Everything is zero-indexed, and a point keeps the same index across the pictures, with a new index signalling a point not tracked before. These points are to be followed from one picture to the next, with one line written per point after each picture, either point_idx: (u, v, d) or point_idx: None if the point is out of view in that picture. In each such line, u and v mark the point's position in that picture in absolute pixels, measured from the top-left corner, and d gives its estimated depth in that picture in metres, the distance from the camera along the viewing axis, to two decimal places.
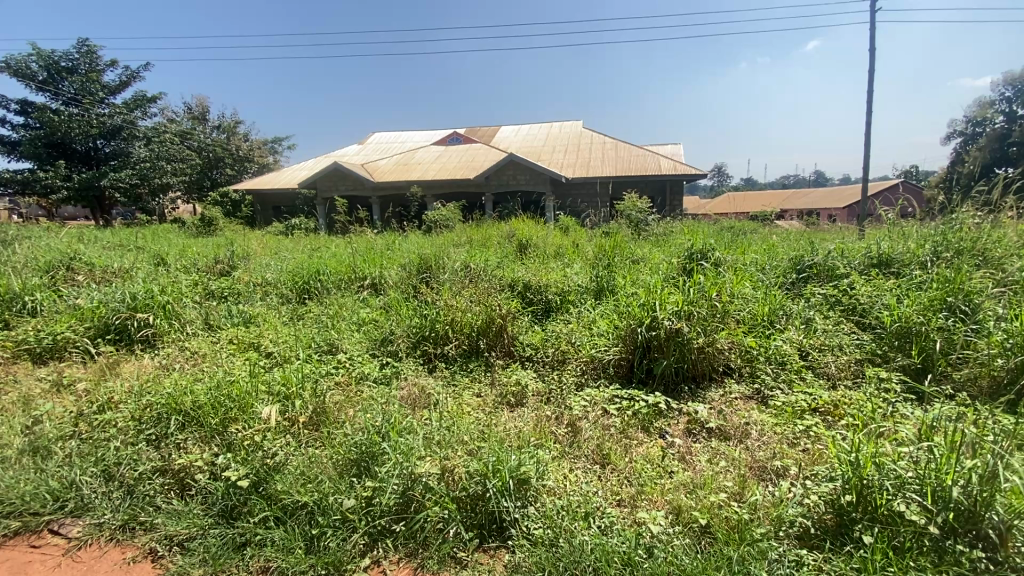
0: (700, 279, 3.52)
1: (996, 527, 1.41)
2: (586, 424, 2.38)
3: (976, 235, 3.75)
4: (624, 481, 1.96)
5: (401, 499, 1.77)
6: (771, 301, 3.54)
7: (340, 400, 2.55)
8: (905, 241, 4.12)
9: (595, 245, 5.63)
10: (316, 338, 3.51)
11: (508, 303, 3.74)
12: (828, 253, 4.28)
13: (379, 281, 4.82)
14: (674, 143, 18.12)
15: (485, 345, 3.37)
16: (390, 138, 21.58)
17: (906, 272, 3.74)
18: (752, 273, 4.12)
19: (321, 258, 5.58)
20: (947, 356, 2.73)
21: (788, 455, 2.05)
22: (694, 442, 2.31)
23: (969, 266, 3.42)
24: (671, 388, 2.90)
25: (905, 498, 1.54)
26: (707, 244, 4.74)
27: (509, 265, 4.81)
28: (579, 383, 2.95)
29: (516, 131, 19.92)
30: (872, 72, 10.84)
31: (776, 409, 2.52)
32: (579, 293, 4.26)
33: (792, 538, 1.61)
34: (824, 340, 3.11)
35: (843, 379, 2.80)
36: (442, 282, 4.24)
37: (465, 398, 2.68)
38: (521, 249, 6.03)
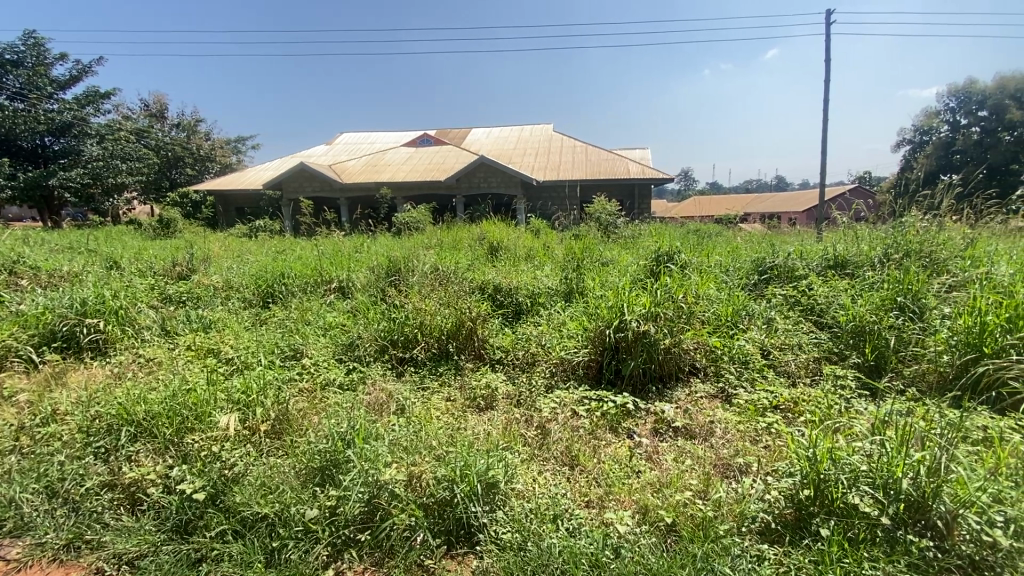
0: (667, 281, 3.60)
1: (944, 516, 1.48)
2: (556, 426, 2.39)
3: (923, 236, 3.95)
4: (593, 482, 1.97)
5: (366, 507, 1.72)
6: (734, 302, 3.64)
7: (304, 406, 2.48)
8: (859, 243, 4.31)
9: (566, 248, 5.66)
10: (280, 343, 3.41)
11: (478, 306, 3.72)
12: (787, 256, 4.44)
13: (347, 284, 4.73)
14: (641, 147, 18.47)
15: (455, 348, 3.35)
16: (358, 139, 21.25)
17: (861, 272, 3.91)
18: (716, 275, 4.24)
19: (285, 261, 5.43)
20: (898, 354, 2.87)
21: (750, 452, 2.10)
22: (660, 442, 2.34)
23: (917, 268, 3.61)
24: (639, 388, 2.94)
25: (859, 492, 1.61)
26: (673, 247, 4.84)
27: (480, 268, 4.79)
28: (549, 385, 2.95)
29: (487, 133, 19.92)
30: (828, 80, 11.29)
31: (739, 408, 2.58)
32: (550, 295, 4.28)
33: (754, 533, 1.64)
34: (784, 339, 3.20)
35: (802, 376, 2.89)
36: (411, 285, 4.19)
37: (435, 402, 2.65)
38: (492, 253, 6.01)
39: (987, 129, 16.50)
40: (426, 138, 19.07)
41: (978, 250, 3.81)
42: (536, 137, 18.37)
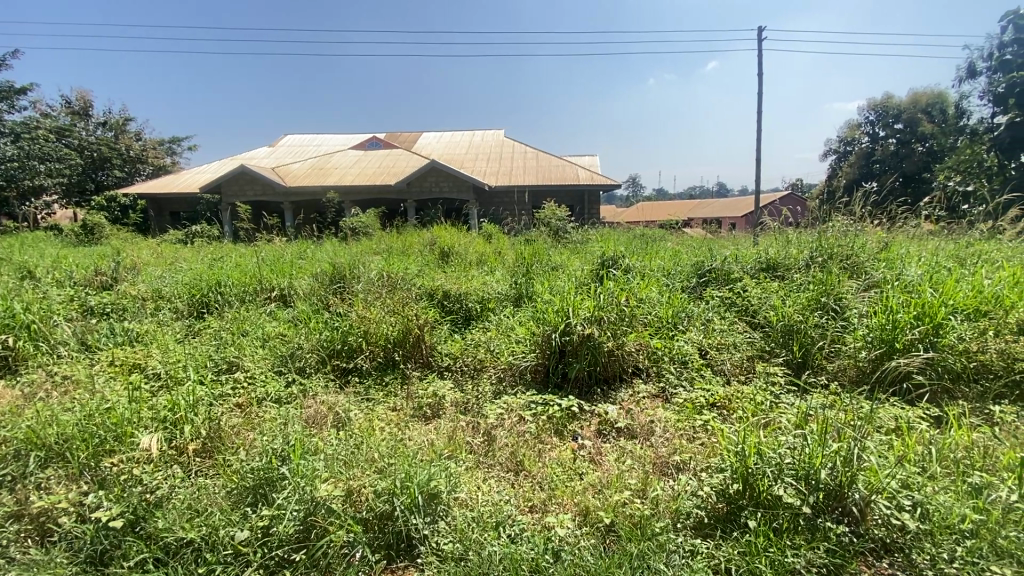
0: (611, 285, 3.69)
1: (859, 503, 1.64)
2: (502, 431, 2.39)
3: (844, 240, 4.25)
4: (536, 487, 1.98)
5: (301, 526, 1.63)
6: (675, 305, 3.78)
7: (238, 422, 2.37)
8: (789, 247, 4.58)
9: (516, 253, 5.69)
10: (214, 355, 3.24)
11: (426, 312, 3.68)
12: (724, 259, 4.65)
13: (289, 292, 4.55)
14: (591, 154, 18.90)
15: (401, 356, 3.30)
16: (305, 141, 20.62)
17: (790, 274, 4.15)
18: (659, 279, 4.40)
19: (222, 269, 5.17)
20: (823, 350, 3.06)
21: (686, 450, 2.18)
22: (603, 443, 2.40)
23: (839, 270, 3.88)
24: (584, 390, 3.00)
25: (783, 483, 1.70)
26: (618, 252, 4.98)
27: (429, 274, 4.74)
28: (497, 391, 2.95)
29: (438, 137, 19.77)
30: (762, 93, 11.98)
31: (679, 406, 2.69)
32: (499, 301, 4.29)
33: (689, 528, 1.70)
34: (720, 339, 3.35)
35: (736, 375, 3.04)
36: (357, 292, 4.09)
37: (379, 413, 2.59)
38: (442, 259, 5.96)
39: (901, 140, 17.93)
40: (376, 142, 18.73)
41: (890, 252, 4.14)
42: (487, 142, 18.40)
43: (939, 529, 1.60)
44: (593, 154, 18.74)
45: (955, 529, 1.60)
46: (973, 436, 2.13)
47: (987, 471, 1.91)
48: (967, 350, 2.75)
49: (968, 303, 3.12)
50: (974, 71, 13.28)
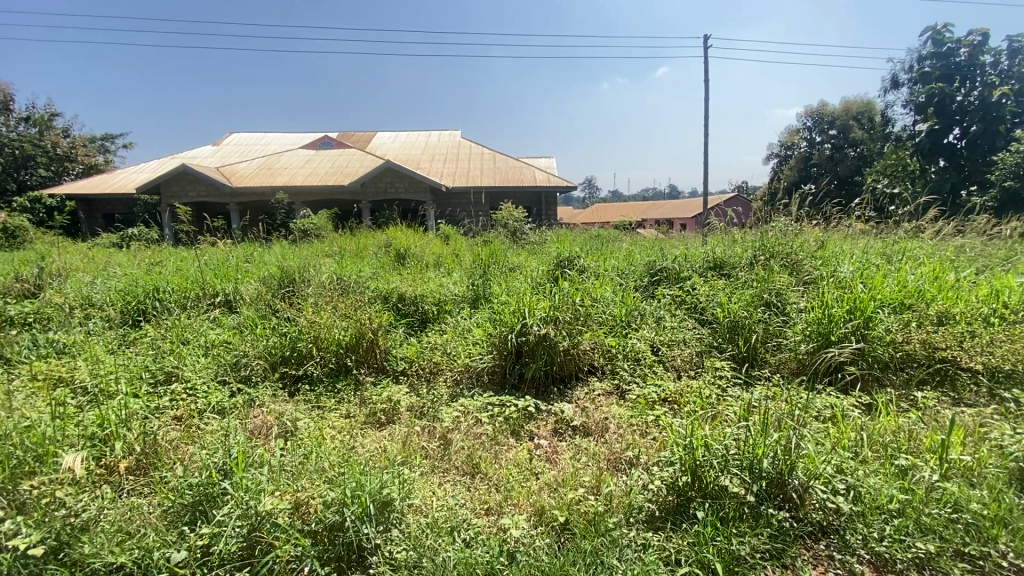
0: (566, 286, 3.74)
1: (798, 489, 1.73)
2: (458, 435, 2.36)
3: (785, 239, 4.47)
4: (492, 489, 1.97)
5: (244, 543, 1.56)
6: (628, 304, 3.87)
7: (176, 437, 2.24)
8: (734, 246, 4.77)
9: (473, 254, 5.68)
10: (151, 366, 3.04)
11: (380, 316, 3.60)
12: (674, 259, 4.80)
13: (234, 298, 4.35)
14: (547, 156, 19.11)
15: (354, 361, 3.21)
16: (252, 140, 19.80)
17: (736, 272, 4.32)
18: (613, 278, 4.50)
19: (161, 273, 4.88)
20: (766, 344, 3.20)
21: (638, 445, 2.23)
22: (559, 442, 2.41)
23: (780, 267, 4.08)
24: (541, 390, 3.02)
25: (728, 474, 1.77)
26: (573, 253, 5.05)
27: (384, 276, 4.64)
28: (453, 394, 2.91)
29: (393, 137, 19.45)
30: (708, 98, 12.49)
31: (632, 402, 2.74)
32: (456, 303, 4.25)
33: (641, 522, 1.73)
34: (671, 336, 3.45)
35: (686, 370, 3.14)
36: (307, 295, 3.95)
37: (330, 421, 2.51)
38: (397, 261, 5.85)
39: (836, 145, 19.06)
40: (328, 141, 18.22)
41: (826, 250, 4.39)
42: (443, 143, 18.26)
43: (870, 510, 1.71)
44: (550, 156, 18.96)
45: (884, 509, 1.72)
46: (900, 421, 2.29)
47: (912, 452, 2.06)
48: (894, 340, 2.96)
49: (894, 297, 3.36)
50: (897, 82, 14.32)
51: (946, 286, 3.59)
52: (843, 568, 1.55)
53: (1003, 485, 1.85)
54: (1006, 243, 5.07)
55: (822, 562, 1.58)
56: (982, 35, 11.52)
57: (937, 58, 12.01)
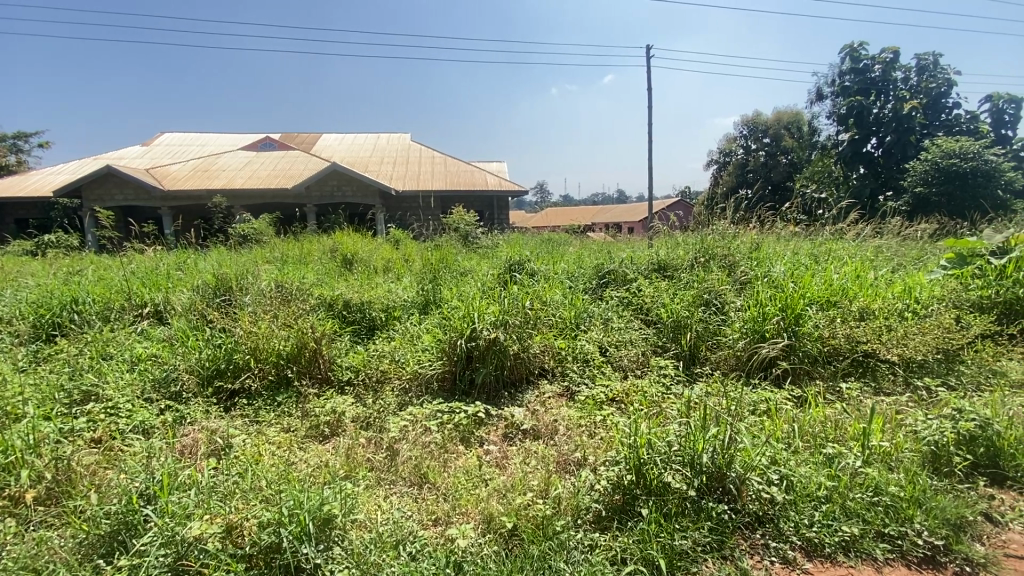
0: (515, 290, 3.75)
1: (735, 482, 1.80)
2: (405, 444, 2.29)
3: (723, 242, 4.68)
4: (440, 498, 1.92)
5: (168, 573, 1.45)
6: (577, 306, 3.92)
7: (94, 461, 2.06)
8: (677, 248, 4.94)
9: (423, 259, 5.59)
10: (66, 384, 2.79)
11: (323, 324, 3.47)
12: (621, 261, 4.92)
13: (164, 308, 4.07)
14: (498, 160, 19.18)
15: (296, 373, 3.07)
16: (186, 140, 18.72)
17: (679, 273, 4.48)
18: (562, 282, 4.55)
19: (80, 283, 4.50)
20: (707, 342, 3.33)
21: (586, 446, 2.24)
22: (509, 446, 2.40)
23: (720, 269, 4.26)
24: (492, 395, 2.99)
25: (671, 470, 1.82)
26: (524, 257, 5.09)
27: (328, 283, 4.48)
28: (402, 403, 2.84)
29: (340, 139, 18.93)
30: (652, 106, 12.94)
31: (581, 403, 2.78)
32: (405, 309, 4.16)
33: (588, 523, 1.74)
34: (618, 336, 3.53)
35: (633, 369, 3.21)
36: (244, 304, 3.74)
37: (269, 437, 2.39)
38: (344, 267, 5.68)
39: (769, 152, 20.23)
40: (270, 142, 17.48)
41: (761, 252, 4.63)
42: (392, 146, 17.96)
43: (801, 498, 1.81)
44: (501, 160, 19.05)
45: (814, 496, 1.82)
46: (827, 412, 2.43)
47: (838, 441, 2.19)
48: (822, 336, 3.15)
49: (822, 295, 3.58)
50: (821, 94, 15.39)
51: (866, 284, 3.87)
52: (777, 556, 1.62)
53: (918, 467, 2.00)
54: (917, 244, 5.55)
55: (758, 551, 1.64)
56: (893, 54, 12.59)
57: (855, 74, 13.02)
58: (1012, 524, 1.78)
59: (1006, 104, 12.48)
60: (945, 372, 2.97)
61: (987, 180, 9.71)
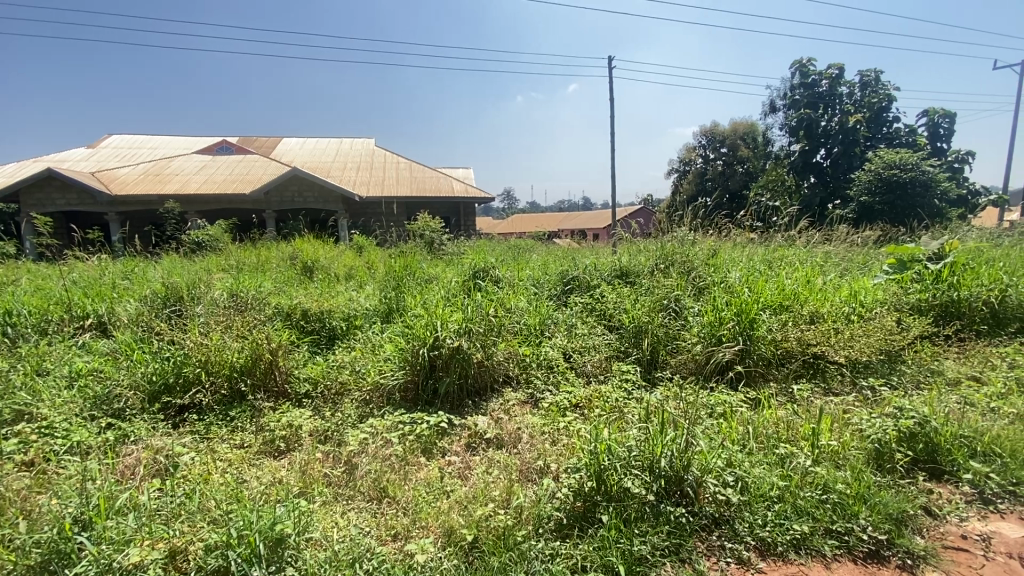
0: (479, 298, 3.74)
1: (693, 485, 1.84)
2: (364, 458, 2.24)
3: (683, 248, 4.81)
4: (399, 513, 1.88)
5: None
6: (541, 313, 3.94)
7: (24, 487, 1.92)
8: (639, 254, 5.04)
9: (386, 266, 5.51)
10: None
11: (280, 335, 3.35)
12: (585, 268, 4.98)
13: (109, 320, 3.85)
14: (464, 167, 19.15)
15: (251, 386, 2.96)
16: (137, 142, 17.91)
17: (641, 279, 4.56)
18: (527, 289, 4.57)
19: (15, 293, 4.22)
20: (667, 347, 3.40)
21: (548, 453, 2.25)
22: (472, 456, 2.38)
23: (679, 274, 4.36)
24: (455, 404, 2.96)
25: (631, 476, 1.84)
26: (489, 263, 5.09)
27: (287, 292, 4.35)
28: (362, 415, 2.78)
29: (301, 144, 18.48)
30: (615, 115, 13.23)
31: (545, 410, 2.78)
32: (366, 317, 4.08)
33: (550, 532, 1.74)
34: (582, 342, 3.56)
35: (596, 375, 3.25)
36: (196, 314, 3.59)
37: (220, 454, 2.29)
38: (304, 274, 5.53)
39: (727, 162, 20.97)
40: (227, 146, 16.92)
41: (718, 258, 4.78)
42: (356, 151, 17.67)
43: (755, 498, 1.86)
44: (467, 166, 19.02)
45: (767, 496, 1.88)
46: (780, 413, 2.52)
47: (790, 441, 2.27)
48: (775, 339, 3.27)
49: (774, 299, 3.72)
50: (774, 107, 16.07)
51: (816, 289, 4.05)
52: (733, 556, 1.66)
53: (863, 464, 2.10)
54: (862, 249, 5.85)
55: (714, 552, 1.68)
56: (839, 70, 13.28)
57: (804, 88, 13.66)
58: (949, 516, 1.88)
59: (940, 119, 13.36)
60: (887, 372, 3.14)
61: (925, 189, 10.36)
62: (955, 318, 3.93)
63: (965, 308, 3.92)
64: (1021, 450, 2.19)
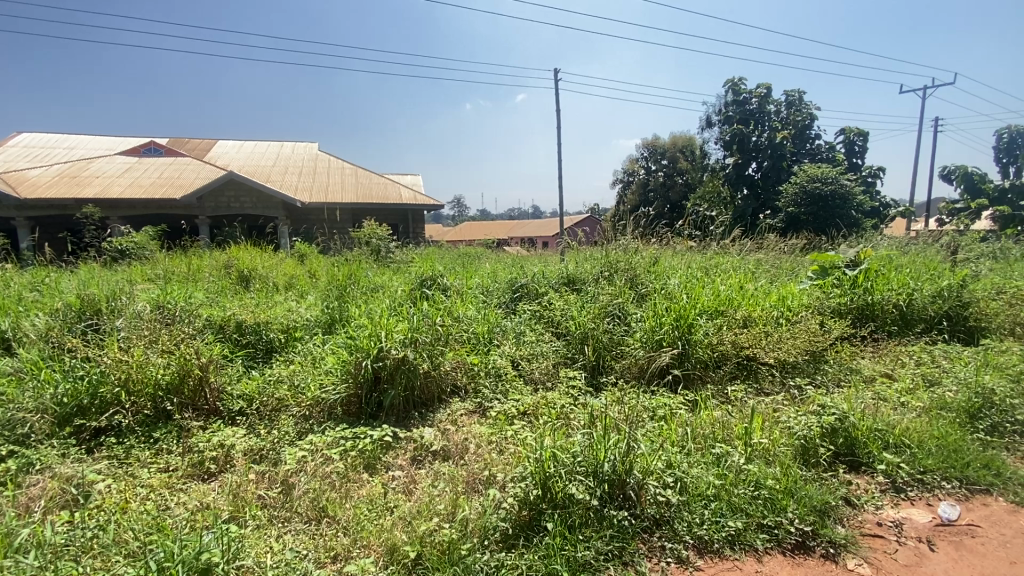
0: (425, 307, 3.69)
1: (635, 488, 1.88)
2: (302, 477, 2.13)
3: (627, 256, 4.96)
4: (339, 533, 1.81)
5: None
6: (490, 321, 3.94)
7: None
8: (585, 262, 5.15)
9: (329, 275, 5.33)
10: None
11: (212, 348, 3.16)
12: (533, 275, 5.03)
13: (13, 335, 3.50)
14: (413, 173, 18.90)
15: (178, 405, 2.77)
16: (51, 141, 16.48)
17: (587, 286, 4.66)
18: (475, 297, 4.56)
19: None
20: (612, 352, 3.49)
21: (495, 463, 2.23)
22: (417, 470, 2.33)
23: (623, 282, 4.49)
24: (401, 417, 2.89)
25: (575, 481, 1.86)
26: (436, 272, 5.03)
27: (221, 303, 4.12)
28: (301, 432, 2.66)
29: (239, 146, 17.63)
30: None
31: (493, 419, 2.77)
32: (307, 329, 3.93)
33: (496, 543, 1.73)
34: (529, 350, 3.58)
35: (544, 382, 3.27)
36: (116, 328, 3.32)
37: (142, 480, 2.12)
38: (240, 284, 5.26)
39: (668, 173, 21.88)
40: (155, 147, 15.88)
41: (659, 266, 4.97)
42: (299, 155, 17.07)
43: (693, 497, 1.93)
44: (415, 173, 18.78)
45: (704, 495, 1.95)
46: (717, 414, 2.63)
47: (726, 440, 2.37)
48: (711, 343, 3.42)
49: (711, 305, 3.91)
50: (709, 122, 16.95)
51: (748, 294, 4.29)
52: (673, 556, 1.72)
53: (791, 460, 2.23)
54: (790, 257, 6.26)
55: (655, 553, 1.73)
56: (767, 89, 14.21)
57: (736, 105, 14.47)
58: (867, 505, 2.03)
59: (856, 137, 14.55)
60: (813, 371, 3.36)
61: (844, 203, 11.29)
62: (870, 320, 4.27)
63: (878, 310, 4.28)
64: (927, 441, 2.40)
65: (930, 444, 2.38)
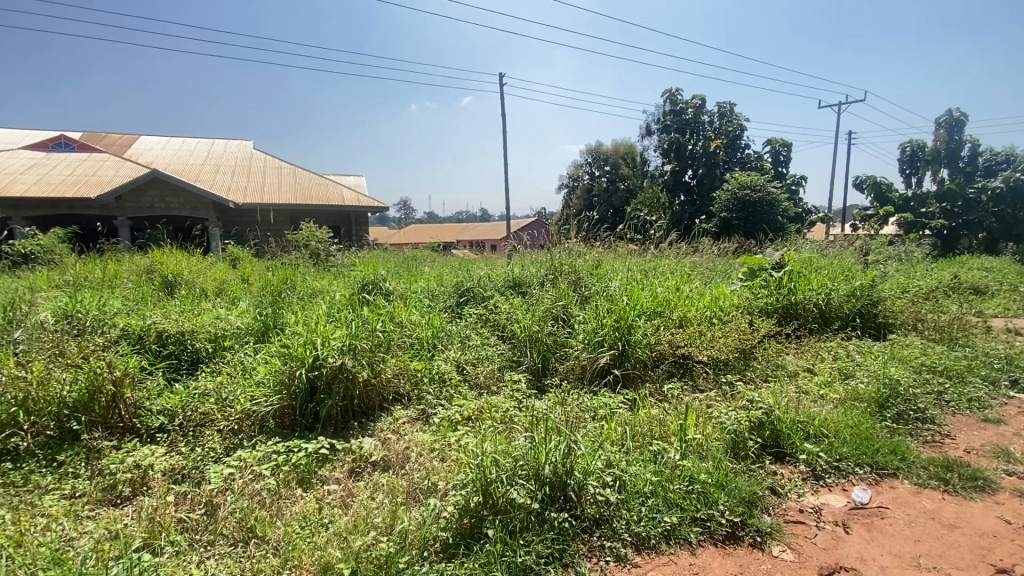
0: (365, 312, 3.58)
1: (575, 489, 1.91)
2: (228, 497, 2.00)
3: (570, 260, 5.04)
4: (268, 554, 1.70)
5: None
6: (433, 326, 3.88)
7: None
8: (530, 264, 5.18)
9: (263, 279, 5.07)
10: None
11: (128, 360, 2.91)
12: (479, 279, 5.01)
13: None
14: (356, 174, 18.38)
15: (87, 424, 2.53)
16: None
17: (532, 289, 4.69)
18: (419, 301, 4.47)
19: None
20: (555, 355, 3.53)
21: (436, 471, 2.19)
22: (355, 482, 2.25)
23: (566, 285, 4.57)
24: (339, 427, 2.79)
25: (516, 486, 1.86)
26: (379, 276, 4.90)
27: (141, 310, 3.82)
28: (229, 448, 2.50)
29: (165, 143, 16.49)
30: None
31: (435, 426, 2.73)
32: (238, 337, 3.71)
33: (436, 553, 1.69)
34: (474, 354, 3.55)
35: (489, 386, 3.26)
36: (13, 341, 2.99)
37: (40, 508, 1.91)
38: (164, 290, 4.90)
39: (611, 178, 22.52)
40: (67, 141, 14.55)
41: (601, 269, 5.09)
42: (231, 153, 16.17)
43: (631, 495, 1.98)
44: (359, 174, 18.27)
45: (642, 492, 2.00)
46: (655, 412, 2.72)
47: (663, 437, 2.45)
48: (650, 343, 3.54)
49: (649, 306, 4.04)
50: (649, 130, 17.61)
51: (684, 295, 4.48)
52: (611, 554, 1.75)
53: (722, 454, 2.33)
54: (724, 259, 6.58)
55: (594, 553, 1.75)
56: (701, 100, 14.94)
57: (674, 114, 15.11)
58: (790, 493, 2.16)
59: (781, 148, 15.58)
60: (743, 368, 3.54)
61: (770, 208, 12.07)
62: (793, 318, 4.57)
63: (801, 310, 4.58)
64: (842, 430, 2.59)
65: (845, 433, 2.57)
